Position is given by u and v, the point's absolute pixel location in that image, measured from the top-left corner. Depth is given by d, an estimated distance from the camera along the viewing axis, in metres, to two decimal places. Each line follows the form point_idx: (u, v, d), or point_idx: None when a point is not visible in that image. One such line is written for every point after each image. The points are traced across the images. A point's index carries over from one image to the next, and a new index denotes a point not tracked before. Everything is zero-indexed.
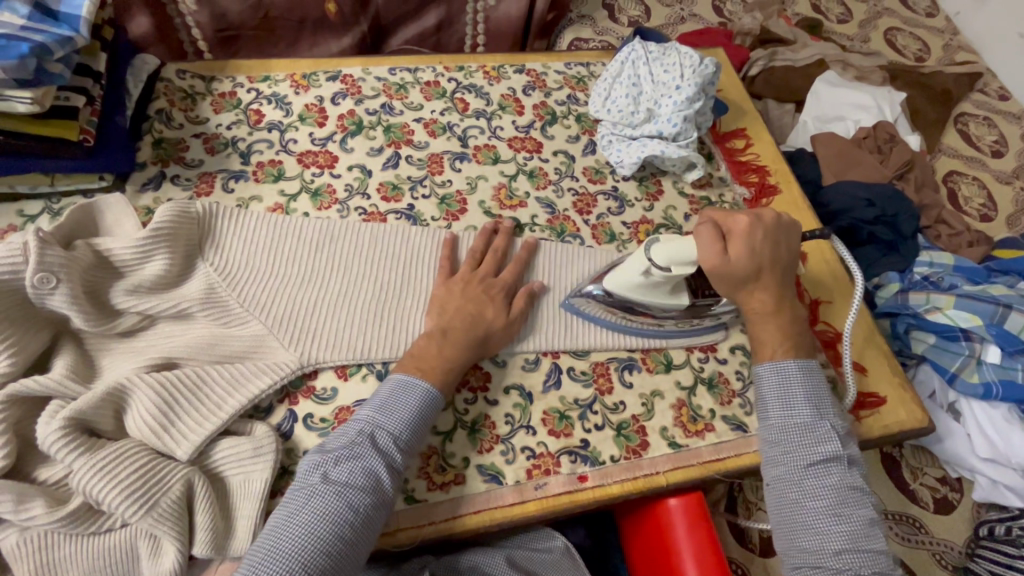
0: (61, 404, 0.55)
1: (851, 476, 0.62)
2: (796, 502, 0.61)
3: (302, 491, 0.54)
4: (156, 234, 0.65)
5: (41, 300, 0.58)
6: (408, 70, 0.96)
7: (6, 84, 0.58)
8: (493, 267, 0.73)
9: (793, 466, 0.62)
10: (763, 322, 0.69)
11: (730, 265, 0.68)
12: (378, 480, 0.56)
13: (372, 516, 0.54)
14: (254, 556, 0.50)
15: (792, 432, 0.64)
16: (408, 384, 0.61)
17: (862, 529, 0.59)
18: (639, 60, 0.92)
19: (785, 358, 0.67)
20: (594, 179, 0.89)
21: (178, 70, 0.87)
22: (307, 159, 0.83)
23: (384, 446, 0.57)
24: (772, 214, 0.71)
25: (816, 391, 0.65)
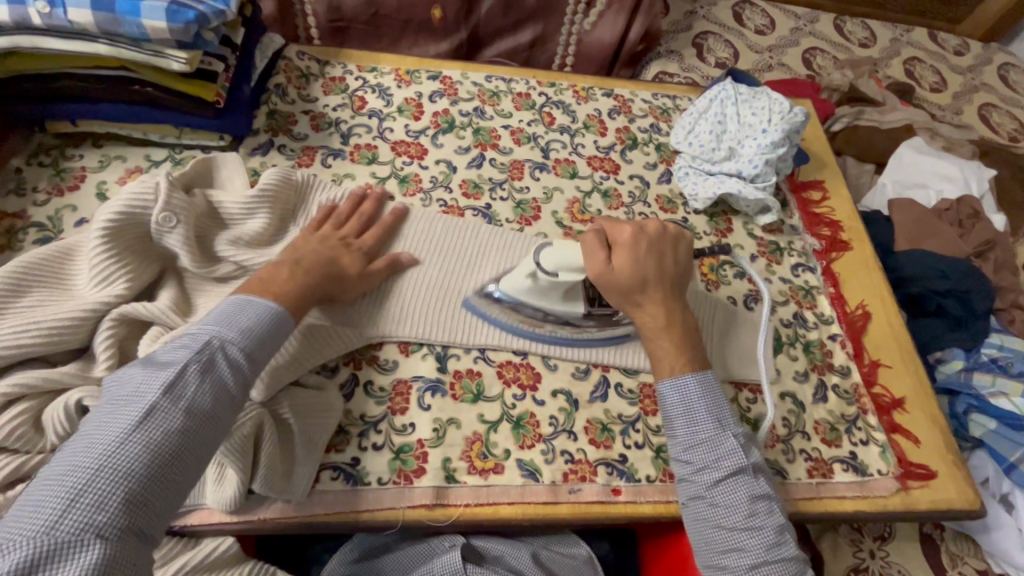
0: (161, 331, 0.61)
1: (757, 485, 0.62)
2: (711, 521, 0.62)
3: (134, 410, 0.47)
4: (263, 194, 0.72)
5: (160, 236, 0.64)
6: (503, 80, 1.01)
7: (169, 44, 0.66)
8: (356, 229, 0.74)
9: (703, 482, 0.63)
10: (657, 340, 0.69)
11: (614, 277, 0.68)
12: (227, 397, 0.52)
13: (219, 435, 0.51)
14: (79, 479, 0.43)
15: (696, 448, 0.64)
16: (253, 303, 0.58)
17: (772, 539, 0.60)
18: (729, 99, 0.93)
19: (684, 373, 0.67)
20: (666, 208, 0.90)
21: (299, 51, 0.95)
22: (400, 148, 0.89)
23: (233, 363, 0.53)
24: (655, 224, 0.72)
25: (724, 402, 0.66)
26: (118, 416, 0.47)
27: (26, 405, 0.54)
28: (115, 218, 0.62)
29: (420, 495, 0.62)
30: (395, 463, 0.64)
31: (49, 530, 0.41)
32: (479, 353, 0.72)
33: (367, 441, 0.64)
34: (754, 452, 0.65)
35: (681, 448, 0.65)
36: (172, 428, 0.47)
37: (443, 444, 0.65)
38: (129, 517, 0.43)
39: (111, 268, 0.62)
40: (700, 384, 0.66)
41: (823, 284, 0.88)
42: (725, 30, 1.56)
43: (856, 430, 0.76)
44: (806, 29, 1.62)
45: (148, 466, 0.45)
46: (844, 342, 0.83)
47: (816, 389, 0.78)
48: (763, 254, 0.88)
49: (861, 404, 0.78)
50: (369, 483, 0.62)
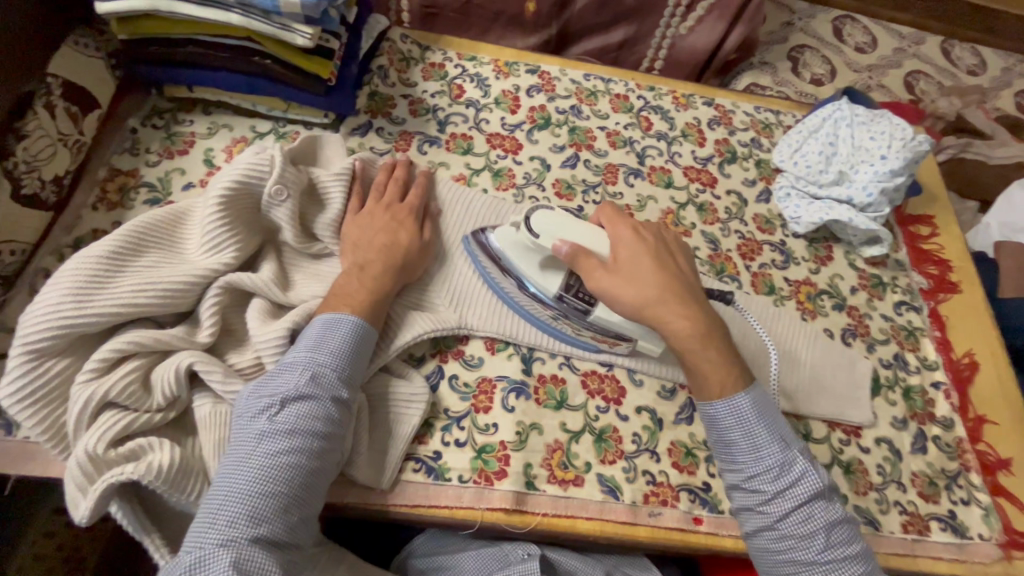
0: (263, 305, 0.62)
1: (834, 510, 0.57)
2: (787, 555, 0.57)
3: (248, 437, 0.52)
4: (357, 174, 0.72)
5: (269, 209, 0.65)
6: (601, 79, 0.98)
7: (298, 20, 0.68)
8: (399, 194, 0.72)
9: (777, 515, 0.57)
10: (699, 354, 0.61)
11: (632, 275, 0.63)
12: (328, 415, 0.54)
13: (327, 451, 0.54)
14: (212, 502, 0.49)
15: (762, 476, 0.58)
16: (337, 319, 0.59)
17: (853, 566, 0.56)
18: (842, 120, 0.88)
19: (734, 390, 0.60)
20: (763, 228, 0.86)
21: (402, 34, 0.95)
22: (495, 140, 0.87)
23: (328, 383, 0.56)
24: (654, 224, 0.68)
25: (779, 414, 0.61)
26: (237, 443, 0.52)
27: (138, 363, 0.55)
28: (231, 187, 0.63)
29: (499, 499, 0.61)
30: (477, 462, 0.63)
31: (198, 546, 0.47)
32: (564, 359, 0.70)
33: (450, 436, 0.64)
34: (823, 470, 0.59)
35: (741, 475, 0.59)
36: (279, 449, 0.51)
37: (525, 448, 0.64)
38: (256, 528, 0.48)
39: (222, 237, 0.62)
40: (754, 401, 0.60)
41: (927, 326, 0.83)
42: (823, 44, 1.49)
43: (956, 487, 0.71)
44: (910, 50, 1.52)
45: (264, 486, 0.50)
46: (948, 391, 0.77)
47: (915, 438, 0.73)
48: (865, 287, 0.83)
49: (963, 461, 0.73)
50: (450, 479, 0.62)
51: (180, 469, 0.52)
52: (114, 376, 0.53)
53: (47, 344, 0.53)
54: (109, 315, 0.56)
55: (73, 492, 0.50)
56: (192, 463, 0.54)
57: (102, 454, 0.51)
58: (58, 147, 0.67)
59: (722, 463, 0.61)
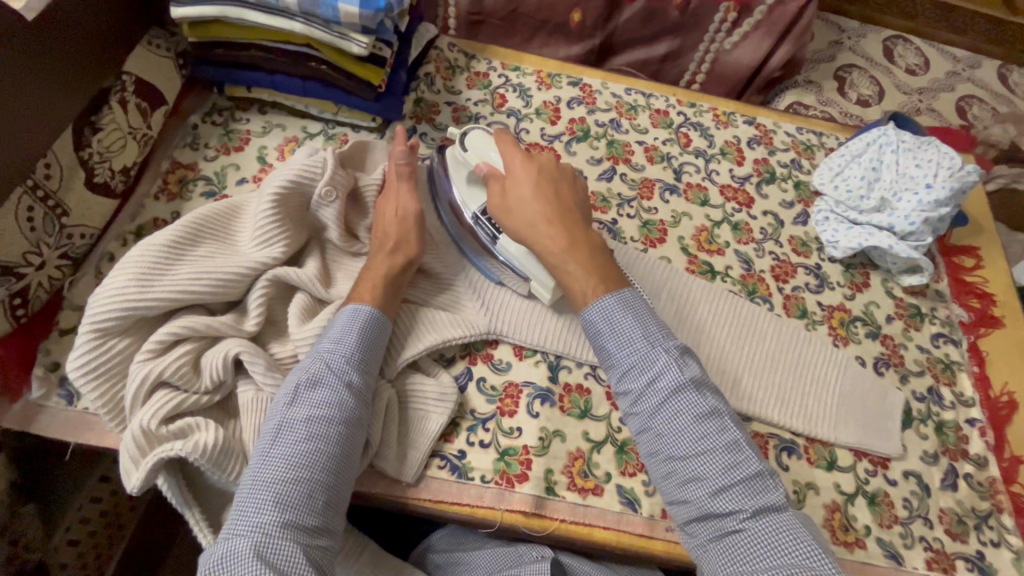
0: (306, 299, 0.65)
1: (701, 401, 0.56)
2: (661, 451, 0.57)
3: (270, 429, 0.55)
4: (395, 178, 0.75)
5: (317, 208, 0.69)
6: (643, 94, 0.99)
7: (356, 29, 0.70)
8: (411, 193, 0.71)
9: (645, 408, 0.58)
10: (562, 263, 0.64)
11: (506, 198, 0.67)
12: (342, 401, 0.57)
13: (346, 437, 0.56)
14: (242, 493, 0.52)
15: (628, 374, 0.59)
16: (354, 311, 0.62)
17: (722, 457, 0.54)
18: (888, 146, 0.87)
19: (604, 294, 0.62)
20: (798, 251, 0.85)
21: (449, 43, 0.98)
22: (534, 150, 0.89)
23: (339, 371, 0.58)
24: (549, 156, 0.70)
25: (651, 315, 0.61)
26: (263, 437, 0.56)
27: (191, 346, 0.59)
28: (286, 186, 0.66)
29: (519, 501, 0.63)
30: (499, 464, 0.64)
31: (232, 534, 0.50)
32: (590, 369, 0.71)
33: (475, 436, 0.66)
34: (692, 367, 0.58)
35: (618, 376, 0.60)
36: (298, 438, 0.54)
37: (547, 454, 0.65)
38: (282, 514, 0.50)
39: (273, 233, 0.66)
40: (621, 301, 0.61)
41: (965, 360, 0.80)
42: (872, 64, 1.46)
43: (987, 528, 0.69)
44: (964, 74, 1.48)
45: (287, 473, 0.52)
46: (984, 429, 0.75)
47: (946, 474, 0.71)
48: (902, 317, 0.82)
49: (996, 502, 0.71)
50: (473, 478, 0.64)
51: (223, 450, 0.55)
52: (168, 358, 0.57)
53: (112, 323, 0.58)
54: (167, 300, 0.60)
55: (127, 463, 0.54)
56: (234, 445, 0.57)
57: (154, 430, 0.54)
58: (128, 140, 0.71)
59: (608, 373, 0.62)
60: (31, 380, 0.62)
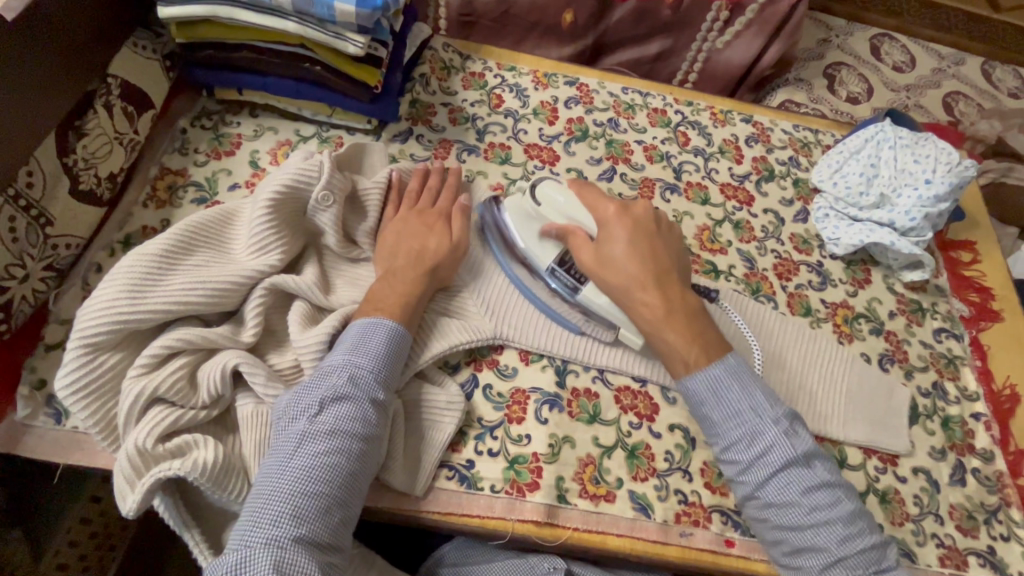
0: (306, 307, 0.63)
1: (817, 476, 0.58)
2: (772, 523, 0.59)
3: (290, 437, 0.53)
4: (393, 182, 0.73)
5: (314, 213, 0.66)
6: (639, 93, 0.98)
7: (351, 28, 0.68)
8: (432, 199, 0.73)
9: (755, 478, 0.59)
10: (659, 331, 0.65)
11: (600, 259, 0.68)
12: (367, 416, 0.55)
13: (366, 454, 0.55)
14: (256, 501, 0.50)
15: (735, 446, 0.60)
16: (374, 323, 0.60)
17: (841, 531, 0.57)
18: (886, 142, 0.87)
19: (704, 365, 0.63)
20: (800, 248, 0.85)
21: (443, 43, 0.96)
22: (533, 151, 0.88)
23: (366, 385, 0.56)
24: (643, 207, 0.71)
25: (755, 383, 0.62)
26: (279, 444, 0.54)
27: (186, 360, 0.56)
28: (281, 191, 0.64)
29: (530, 511, 0.61)
30: (509, 473, 0.63)
31: (243, 544, 0.48)
32: (597, 373, 0.70)
33: (483, 445, 0.64)
34: (800, 435, 0.60)
35: (721, 445, 0.62)
36: (321, 450, 0.52)
37: (557, 461, 0.64)
38: (299, 528, 0.49)
39: (270, 240, 0.64)
40: (727, 371, 0.62)
41: (968, 355, 0.81)
42: (860, 62, 1.47)
43: (997, 522, 0.69)
44: (950, 71, 1.50)
45: (308, 486, 0.51)
46: (989, 423, 0.76)
47: (954, 470, 0.71)
48: (904, 312, 0.82)
49: (1004, 495, 0.71)
50: (483, 488, 0.62)
51: (222, 467, 0.53)
52: (163, 373, 0.55)
53: (104, 337, 0.55)
54: (162, 311, 0.57)
55: (122, 485, 0.51)
56: (234, 462, 0.55)
57: (150, 448, 0.52)
58: (114, 145, 0.69)
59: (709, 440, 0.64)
60: (15, 399, 0.59)
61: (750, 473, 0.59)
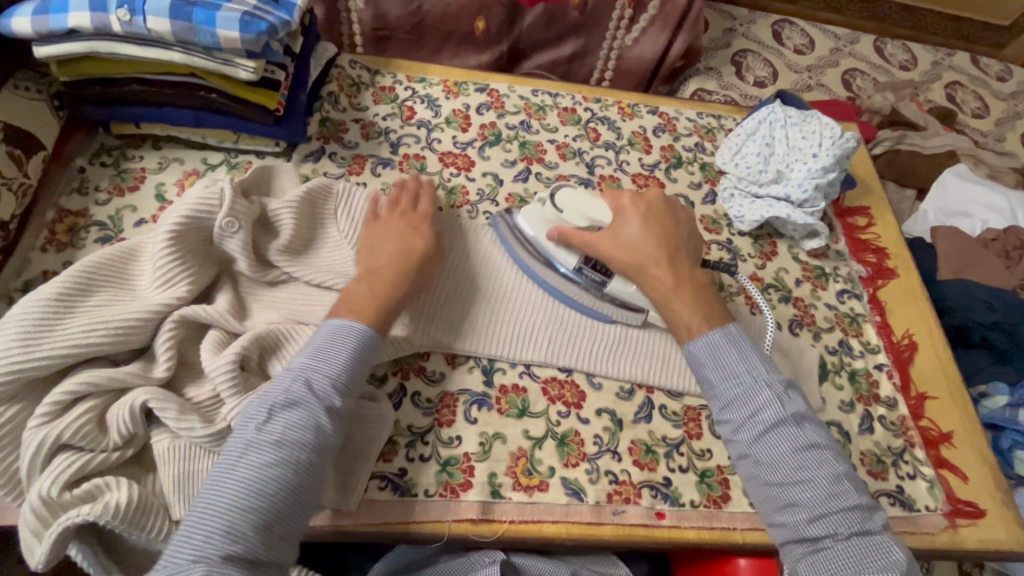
0: (220, 336, 0.63)
1: (802, 434, 0.59)
2: (760, 477, 0.59)
3: (238, 447, 0.53)
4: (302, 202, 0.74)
5: (221, 241, 0.66)
6: (549, 94, 1.01)
7: (239, 54, 0.69)
8: (414, 204, 0.75)
9: (746, 433, 0.61)
10: (669, 302, 0.69)
11: (618, 241, 0.71)
12: (317, 426, 0.55)
13: (315, 464, 0.54)
14: (195, 512, 0.50)
15: (730, 405, 0.62)
16: (343, 327, 0.60)
17: (827, 487, 0.57)
18: (777, 122, 0.93)
19: (707, 330, 0.66)
20: (710, 228, 0.90)
21: (351, 60, 0.97)
22: (448, 159, 0.90)
23: (321, 394, 0.56)
24: (658, 194, 0.76)
25: (753, 350, 0.64)
26: (227, 454, 0.54)
27: (91, 403, 0.55)
28: (181, 222, 0.64)
29: (465, 509, 0.63)
30: (442, 476, 0.64)
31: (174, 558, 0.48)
32: (524, 368, 0.73)
33: (415, 451, 0.65)
34: (793, 399, 0.61)
35: (720, 405, 0.63)
36: (266, 461, 0.52)
37: (489, 458, 0.66)
38: (233, 543, 0.49)
39: (174, 272, 0.63)
40: (727, 336, 0.64)
41: (868, 311, 0.87)
42: (764, 48, 1.55)
43: (903, 463, 0.75)
44: (846, 50, 1.60)
45: (248, 499, 0.50)
46: (890, 372, 0.82)
47: (862, 419, 0.77)
48: (809, 279, 0.88)
49: (908, 437, 0.77)
50: (417, 494, 0.63)
51: (138, 507, 0.52)
52: (66, 419, 0.54)
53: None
54: (60, 355, 0.56)
55: (30, 537, 0.51)
56: (152, 500, 0.54)
57: (56, 497, 0.51)
58: (2, 191, 0.66)
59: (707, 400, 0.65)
60: None
61: (742, 428, 0.60)
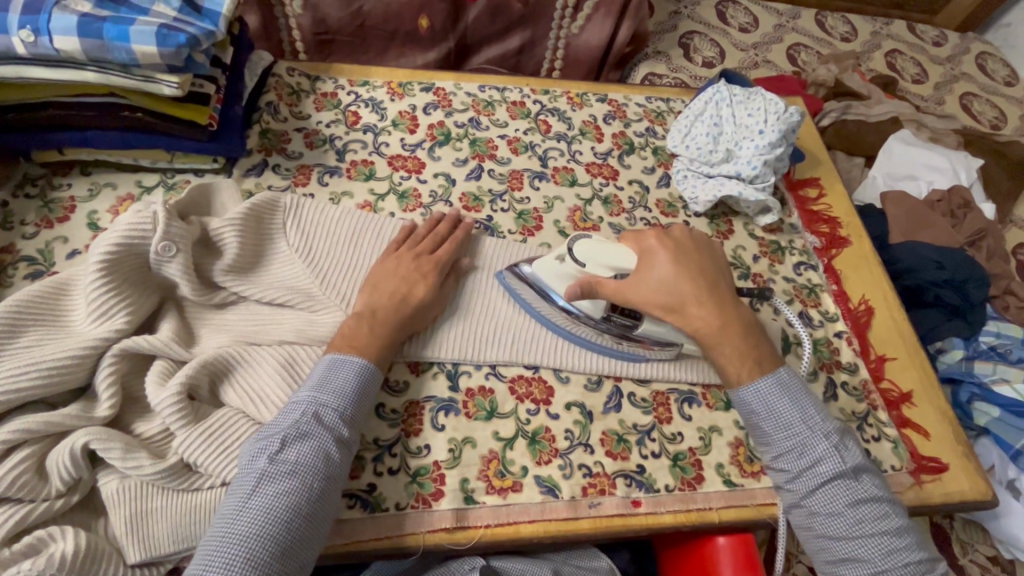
0: (166, 366, 0.60)
1: (860, 487, 0.61)
2: (818, 530, 0.61)
3: (250, 477, 0.53)
4: (244, 218, 0.71)
5: (159, 266, 0.63)
6: (497, 89, 1.00)
7: (160, 68, 0.66)
8: (431, 245, 0.74)
9: (802, 487, 0.62)
10: (716, 346, 0.67)
11: (648, 288, 0.67)
12: (327, 455, 0.56)
13: (327, 492, 0.55)
14: (209, 544, 0.50)
15: (786, 455, 0.63)
16: (346, 360, 0.61)
17: (888, 540, 0.59)
18: (723, 101, 0.94)
19: (751, 379, 0.65)
20: (666, 212, 0.90)
21: (289, 67, 0.94)
22: (397, 162, 0.88)
23: (330, 422, 0.58)
24: (681, 231, 0.72)
25: (807, 397, 0.65)
26: (237, 487, 0.54)
27: (29, 450, 0.52)
28: (114, 250, 0.61)
29: (439, 519, 0.62)
30: (413, 487, 0.63)
31: None
32: (490, 369, 0.72)
33: (383, 465, 0.63)
34: (850, 449, 0.63)
35: (773, 454, 0.65)
36: (280, 489, 0.52)
37: (460, 465, 0.65)
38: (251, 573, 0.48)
39: (110, 303, 0.60)
40: (781, 385, 0.65)
41: (825, 281, 0.89)
42: (710, 28, 1.57)
43: (867, 426, 0.77)
44: (789, 25, 1.63)
45: (263, 528, 0.50)
46: (849, 339, 0.84)
47: (826, 387, 0.78)
48: (766, 254, 0.89)
49: (870, 401, 0.79)
50: (388, 508, 0.61)
51: (87, 555, 0.50)
52: (2, 469, 0.51)
53: None
54: None
55: None
56: (103, 546, 0.52)
57: None
58: None
59: (758, 446, 0.67)
60: None
61: (800, 481, 0.62)
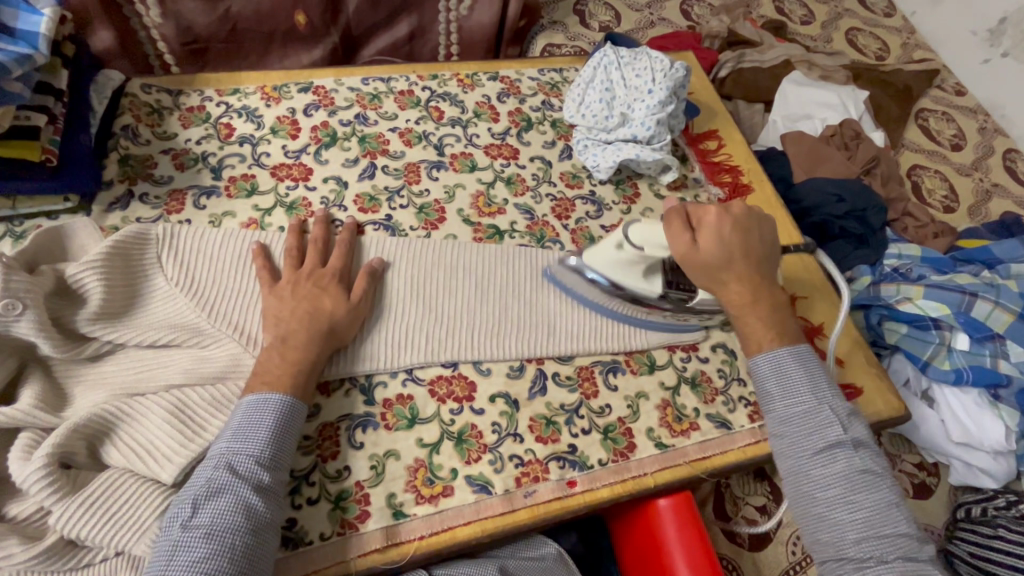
0: (32, 438, 0.54)
1: (859, 459, 0.61)
2: (808, 493, 0.62)
3: (165, 548, 0.49)
4: (105, 258, 0.64)
5: (6, 327, 0.56)
6: (381, 80, 0.95)
7: None
8: (319, 258, 0.70)
9: (802, 453, 0.63)
10: (745, 317, 0.69)
11: (699, 258, 0.68)
12: (248, 507, 0.52)
13: (254, 546, 0.51)
14: None
15: (789, 420, 0.65)
16: (262, 401, 0.57)
17: (875, 514, 0.59)
18: (611, 65, 0.93)
19: (775, 348, 0.68)
20: (571, 184, 0.89)
21: (144, 84, 0.85)
22: (281, 172, 0.82)
23: (246, 472, 0.53)
24: (738, 206, 0.71)
25: (820, 376, 0.66)
26: (153, 562, 0.49)
27: None
28: None
29: (368, 541, 0.59)
30: (337, 514, 0.60)
31: None
32: (407, 375, 0.68)
33: (301, 496, 0.60)
34: (856, 426, 0.64)
35: (777, 418, 0.66)
36: (198, 556, 0.48)
37: (384, 480, 0.62)
38: None
39: None
40: (797, 358, 0.67)
41: None
42: None
43: None
44: None
45: None
46: None
47: None
48: None
49: None
50: (311, 541, 0.58)
51: None
52: None
53: None
54: None
55: None
56: None
57: None
58: None
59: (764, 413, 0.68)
60: None
61: (802, 443, 0.63)
